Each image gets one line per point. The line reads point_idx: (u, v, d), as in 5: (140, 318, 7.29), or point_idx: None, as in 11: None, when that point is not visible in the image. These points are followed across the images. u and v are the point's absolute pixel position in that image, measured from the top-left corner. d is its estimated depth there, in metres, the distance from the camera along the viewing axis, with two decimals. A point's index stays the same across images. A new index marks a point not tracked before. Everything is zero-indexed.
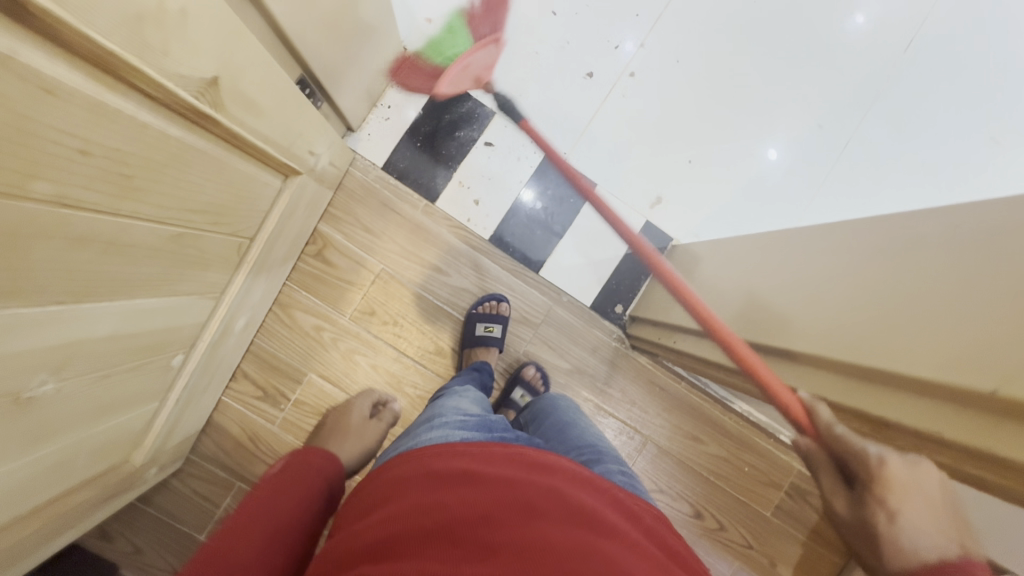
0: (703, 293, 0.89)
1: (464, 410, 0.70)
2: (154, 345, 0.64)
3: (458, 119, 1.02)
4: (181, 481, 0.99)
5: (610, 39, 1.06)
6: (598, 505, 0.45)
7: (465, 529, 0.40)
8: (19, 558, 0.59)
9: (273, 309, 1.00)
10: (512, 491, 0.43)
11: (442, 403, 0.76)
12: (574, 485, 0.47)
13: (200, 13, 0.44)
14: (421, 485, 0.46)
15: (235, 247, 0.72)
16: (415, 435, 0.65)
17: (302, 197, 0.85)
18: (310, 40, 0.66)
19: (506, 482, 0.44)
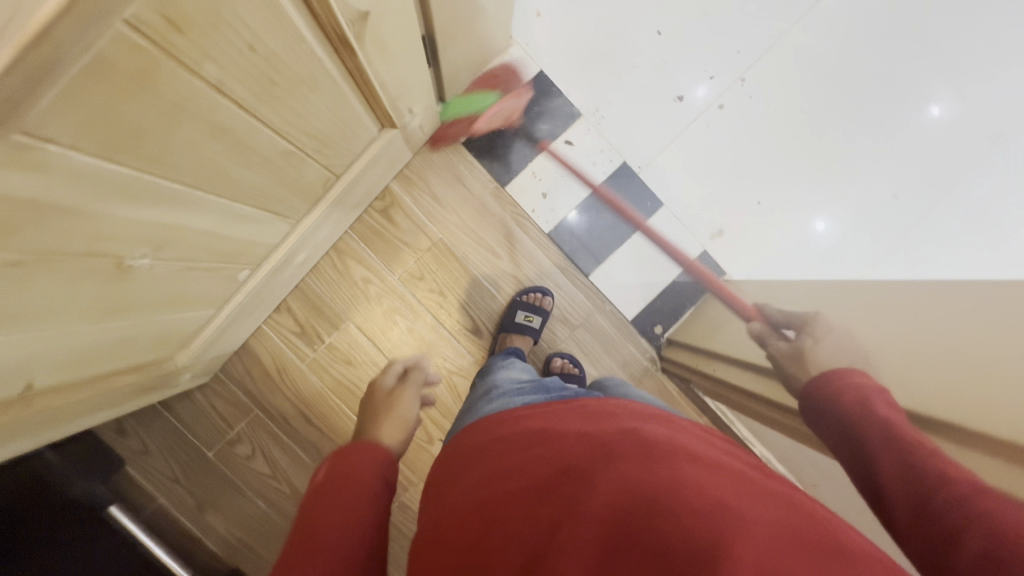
0: (751, 329, 0.88)
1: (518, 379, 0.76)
2: (232, 253, 0.67)
3: (545, 113, 1.05)
4: (204, 395, 1.02)
5: (707, 68, 1.08)
6: (678, 443, 0.46)
7: (565, 473, 0.42)
8: (65, 421, 0.62)
9: (329, 253, 1.03)
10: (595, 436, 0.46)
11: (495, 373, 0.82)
12: (647, 428, 0.48)
13: None
14: (505, 450, 0.49)
15: (323, 180, 0.75)
16: (477, 406, 0.71)
17: (388, 151, 0.88)
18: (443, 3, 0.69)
19: (583, 433, 0.47)
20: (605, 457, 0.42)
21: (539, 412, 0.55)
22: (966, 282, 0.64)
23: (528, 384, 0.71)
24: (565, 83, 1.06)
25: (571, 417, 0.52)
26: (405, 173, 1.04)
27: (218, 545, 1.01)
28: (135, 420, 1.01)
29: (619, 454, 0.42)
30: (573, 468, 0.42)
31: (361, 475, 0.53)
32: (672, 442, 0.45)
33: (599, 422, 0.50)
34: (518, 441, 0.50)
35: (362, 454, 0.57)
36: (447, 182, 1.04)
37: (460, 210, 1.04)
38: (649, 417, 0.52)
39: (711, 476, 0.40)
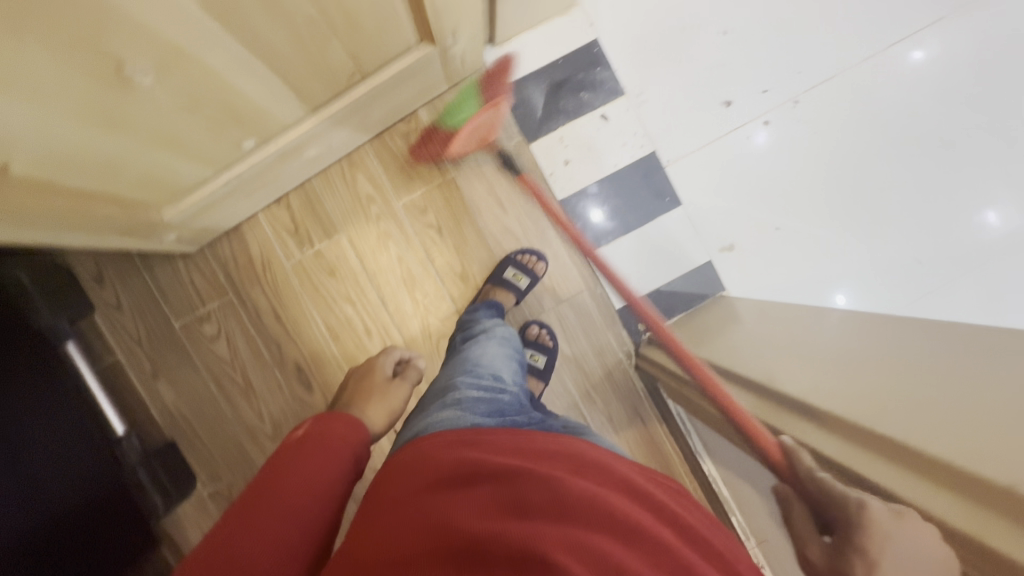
0: (731, 343, 0.86)
1: (482, 377, 0.76)
2: (241, 113, 0.66)
3: (589, 83, 1.03)
4: (185, 267, 1.02)
5: (762, 81, 1.05)
6: (606, 500, 0.48)
7: (495, 519, 0.44)
8: (37, 228, 0.62)
9: (342, 162, 1.02)
10: (530, 484, 0.48)
11: (464, 356, 0.83)
12: (582, 480, 0.50)
13: None
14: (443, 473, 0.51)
15: (349, 73, 0.74)
16: (434, 403, 0.73)
17: (423, 70, 0.87)
18: None
19: (519, 475, 0.49)
20: (520, 511, 0.45)
21: (483, 441, 0.56)
22: (961, 336, 0.61)
23: (487, 395, 0.72)
24: (617, 57, 1.03)
25: (508, 451, 0.54)
26: (436, 105, 1.02)
27: (161, 413, 1.02)
28: (112, 271, 1.01)
29: (533, 514, 0.45)
30: (503, 518, 0.44)
31: (325, 453, 0.56)
32: (592, 497, 0.47)
33: (530, 464, 0.52)
34: (452, 463, 0.51)
35: (333, 424, 0.60)
36: (474, 125, 1.03)
37: (479, 155, 1.03)
38: (582, 460, 0.54)
39: (612, 547, 0.43)
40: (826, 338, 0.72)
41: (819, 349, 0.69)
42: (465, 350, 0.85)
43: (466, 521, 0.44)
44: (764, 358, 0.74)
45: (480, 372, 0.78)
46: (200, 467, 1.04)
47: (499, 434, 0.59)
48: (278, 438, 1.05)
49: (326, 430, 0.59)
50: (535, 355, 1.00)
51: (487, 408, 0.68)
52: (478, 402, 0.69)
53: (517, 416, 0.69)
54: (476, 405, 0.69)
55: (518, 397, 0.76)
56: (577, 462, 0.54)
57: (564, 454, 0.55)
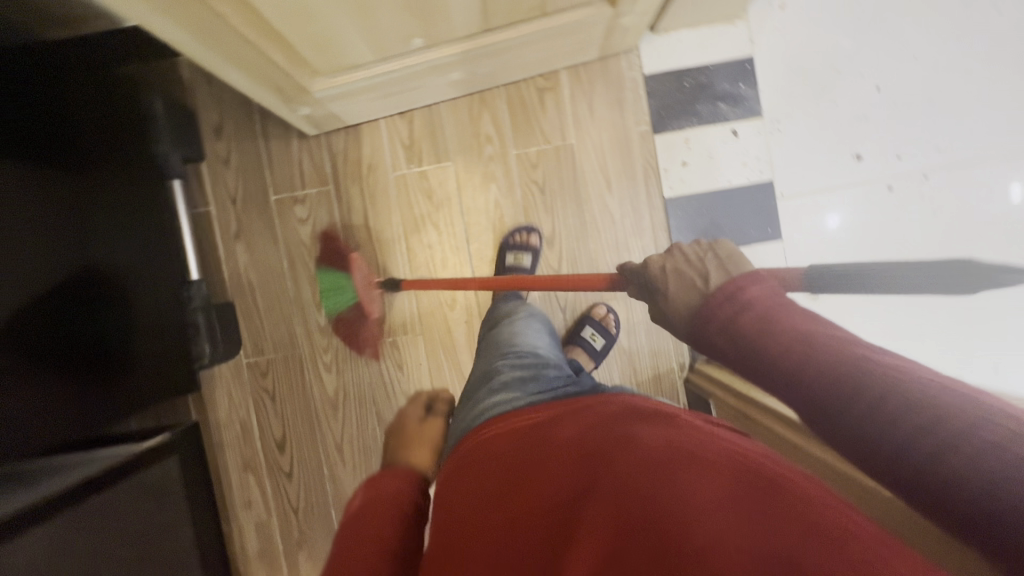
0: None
1: (521, 359, 0.79)
2: (430, 7, 0.69)
3: (731, 96, 1.03)
4: (298, 147, 1.05)
5: (898, 147, 1.04)
6: (681, 439, 0.47)
7: (581, 493, 0.44)
8: (220, 49, 0.66)
9: (473, 96, 1.05)
10: (598, 449, 0.48)
11: (498, 346, 0.85)
12: (648, 429, 0.50)
13: None
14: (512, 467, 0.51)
15: (532, 5, 0.76)
16: (478, 394, 0.75)
17: (588, 30, 0.89)
18: None
19: (588, 446, 0.49)
20: (600, 463, 0.46)
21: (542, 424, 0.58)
22: None
23: (530, 372, 0.75)
24: (766, 81, 1.03)
25: (572, 425, 0.55)
26: (579, 71, 1.04)
27: (231, 274, 1.06)
28: (231, 129, 1.05)
29: (616, 460, 0.45)
30: (586, 487, 0.44)
31: (378, 504, 0.58)
32: (671, 440, 0.47)
33: (597, 428, 0.52)
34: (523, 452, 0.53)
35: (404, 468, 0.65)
36: (608, 101, 1.04)
37: (603, 131, 1.04)
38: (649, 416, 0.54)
39: (699, 475, 0.42)
40: None
41: None
42: (500, 340, 0.88)
43: (554, 508, 0.44)
44: None
45: (518, 354, 0.80)
46: (248, 335, 1.07)
47: (553, 408, 0.62)
48: (327, 333, 1.07)
49: (374, 489, 0.60)
50: (594, 336, 1.02)
51: (531, 382, 0.71)
52: (525, 381, 0.72)
53: (563, 384, 0.72)
54: (519, 383, 0.72)
55: (560, 369, 0.78)
56: (637, 416, 0.54)
57: (621, 412, 0.55)
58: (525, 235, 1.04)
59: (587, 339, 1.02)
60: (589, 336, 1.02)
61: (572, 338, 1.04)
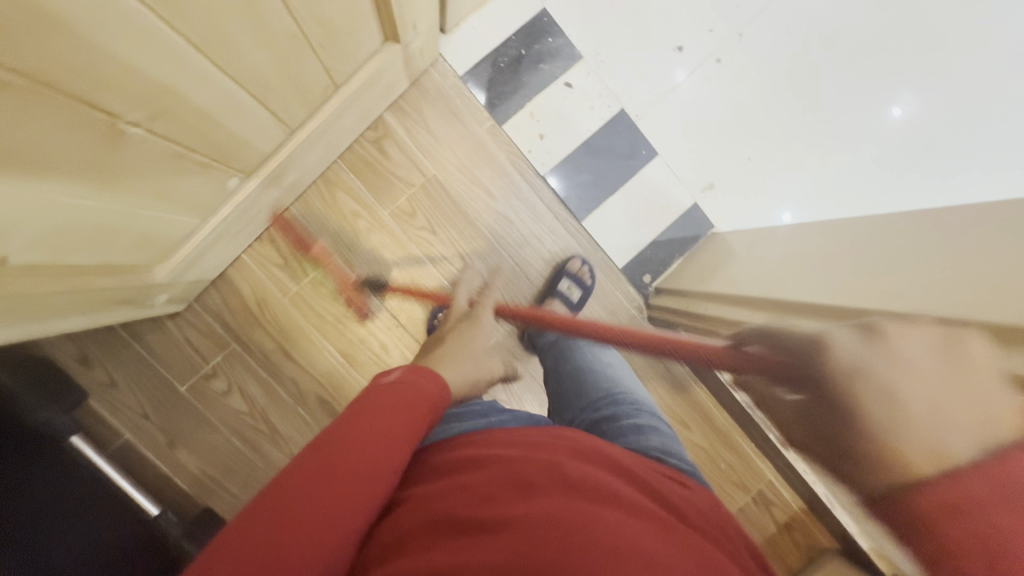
0: (742, 269, 0.91)
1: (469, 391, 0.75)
2: (226, 150, 0.63)
3: (546, 53, 1.02)
4: (177, 327, 0.96)
5: (707, 21, 1.07)
6: (597, 477, 0.44)
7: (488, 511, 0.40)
8: (35, 315, 0.57)
9: (316, 183, 0.98)
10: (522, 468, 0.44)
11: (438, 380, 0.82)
12: (575, 460, 0.46)
13: None
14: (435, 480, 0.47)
15: (322, 88, 0.71)
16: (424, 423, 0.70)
17: (387, 71, 0.84)
18: None
19: (506, 461, 0.45)
20: (528, 488, 0.42)
21: (492, 433, 0.54)
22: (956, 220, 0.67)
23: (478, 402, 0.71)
24: (569, 24, 1.03)
25: (526, 439, 0.51)
26: (400, 105, 0.99)
27: (190, 483, 0.97)
28: (99, 350, 0.94)
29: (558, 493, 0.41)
30: (489, 507, 0.41)
31: (366, 444, 0.42)
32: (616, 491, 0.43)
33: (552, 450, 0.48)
34: (463, 460, 0.48)
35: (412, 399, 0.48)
36: (443, 118, 1.00)
37: (455, 147, 1.01)
38: (580, 441, 0.50)
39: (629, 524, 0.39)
40: (834, 249, 0.77)
41: (832, 258, 0.74)
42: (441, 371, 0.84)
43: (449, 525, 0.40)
44: (781, 280, 0.78)
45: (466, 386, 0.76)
46: None
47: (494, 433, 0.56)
48: None
49: (419, 385, 0.50)
50: (571, 289, 1.00)
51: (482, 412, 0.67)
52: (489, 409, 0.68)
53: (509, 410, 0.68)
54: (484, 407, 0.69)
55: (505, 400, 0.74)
56: (572, 441, 0.50)
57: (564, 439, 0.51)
58: (448, 312, 1.01)
59: None
60: None
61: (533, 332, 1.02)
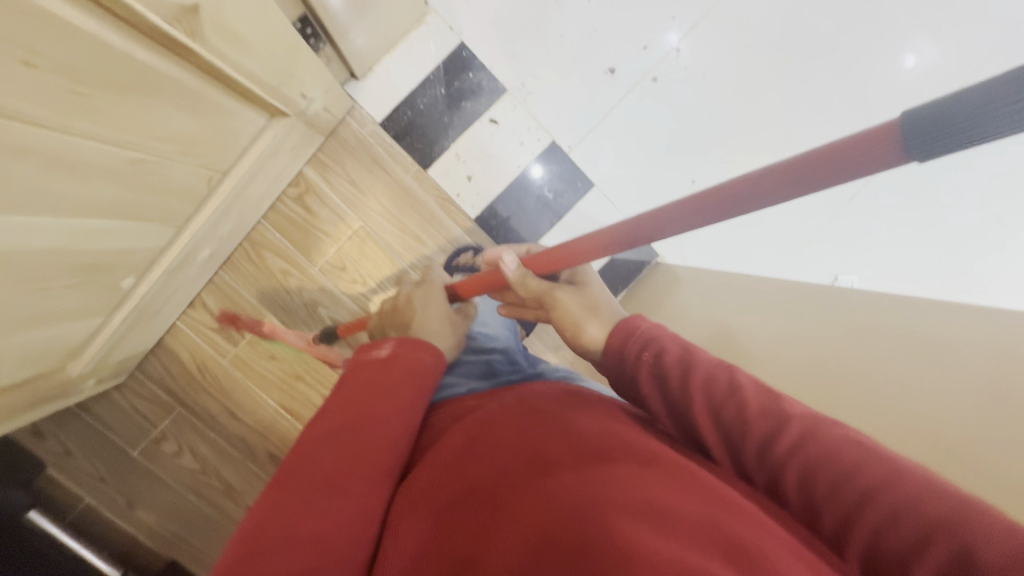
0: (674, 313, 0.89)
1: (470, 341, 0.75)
2: (103, 264, 0.62)
3: (467, 91, 0.98)
4: (122, 394, 0.99)
5: (639, 38, 1.01)
6: (614, 430, 0.42)
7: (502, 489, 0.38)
8: None
9: (242, 245, 0.97)
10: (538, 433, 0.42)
11: None
12: (587, 416, 0.44)
13: None
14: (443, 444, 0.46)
15: (205, 180, 0.69)
16: None
17: (289, 139, 0.82)
18: None
19: (514, 427, 0.44)
20: (541, 460, 0.39)
21: (492, 399, 0.55)
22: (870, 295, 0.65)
23: (477, 359, 0.71)
24: (489, 56, 0.98)
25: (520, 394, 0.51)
26: (320, 159, 0.97)
27: (154, 539, 0.99)
28: (52, 422, 0.95)
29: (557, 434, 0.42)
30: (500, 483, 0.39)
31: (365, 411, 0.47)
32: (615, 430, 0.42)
33: (545, 401, 0.48)
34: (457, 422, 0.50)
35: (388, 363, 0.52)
36: (365, 167, 0.98)
37: (380, 195, 0.99)
38: (590, 397, 0.49)
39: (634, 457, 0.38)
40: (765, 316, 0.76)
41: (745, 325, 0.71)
42: None
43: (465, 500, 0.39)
44: None
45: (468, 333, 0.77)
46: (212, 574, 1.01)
47: (493, 397, 0.56)
48: None
49: (408, 354, 0.53)
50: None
51: (478, 373, 0.67)
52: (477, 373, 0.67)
53: (511, 374, 0.67)
54: (468, 375, 0.67)
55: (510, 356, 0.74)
56: (571, 399, 0.48)
57: (569, 396, 0.49)
58: None
59: None
60: None
61: None
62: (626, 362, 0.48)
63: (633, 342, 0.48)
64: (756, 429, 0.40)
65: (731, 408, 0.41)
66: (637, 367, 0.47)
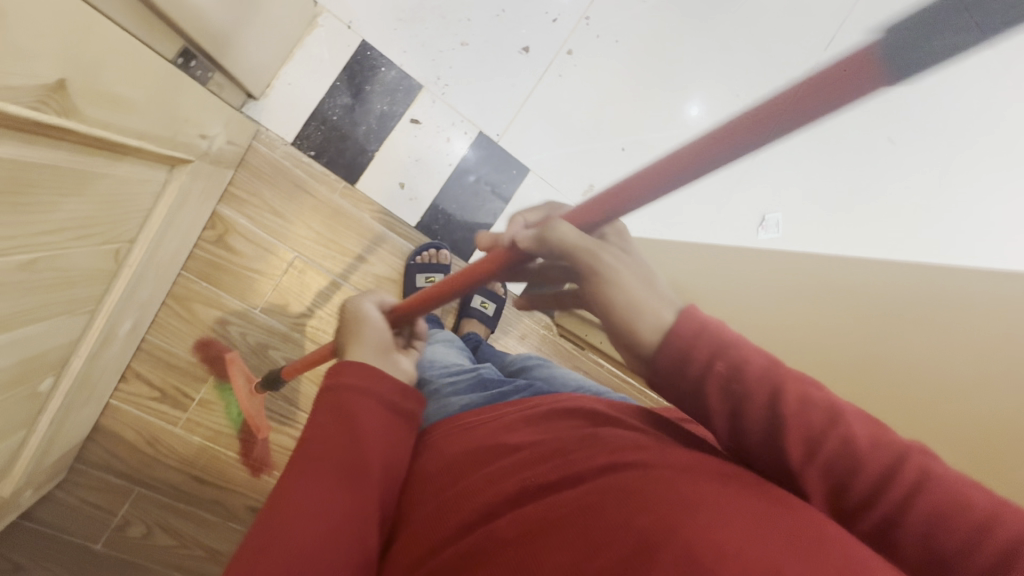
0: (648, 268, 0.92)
1: (446, 365, 0.73)
2: (16, 378, 0.55)
3: (379, 90, 0.92)
4: (65, 492, 0.86)
5: (547, 11, 0.98)
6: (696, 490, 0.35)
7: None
8: None
9: (166, 302, 0.88)
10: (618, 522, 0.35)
11: None
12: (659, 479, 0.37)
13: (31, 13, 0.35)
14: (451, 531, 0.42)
15: (113, 253, 0.61)
16: None
17: (196, 184, 0.74)
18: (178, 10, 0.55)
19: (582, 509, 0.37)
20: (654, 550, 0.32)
21: (498, 415, 0.54)
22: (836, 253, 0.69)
23: (463, 376, 0.70)
24: (396, 52, 0.92)
25: (516, 438, 0.49)
26: (233, 193, 0.88)
27: None
28: None
29: (581, 467, 0.41)
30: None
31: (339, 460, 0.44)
32: (621, 450, 0.42)
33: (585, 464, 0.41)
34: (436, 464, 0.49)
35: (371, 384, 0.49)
36: (287, 193, 0.90)
37: (310, 220, 0.92)
38: (625, 440, 0.43)
39: (676, 462, 0.39)
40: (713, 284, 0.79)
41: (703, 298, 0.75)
42: None
43: None
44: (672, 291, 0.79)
45: (441, 359, 0.75)
46: None
47: (506, 407, 0.57)
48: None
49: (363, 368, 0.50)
50: (485, 303, 0.98)
51: (470, 388, 0.66)
52: (471, 389, 0.66)
53: (502, 386, 0.68)
54: (459, 389, 0.66)
55: (488, 371, 0.74)
56: (619, 447, 0.42)
57: (608, 442, 0.43)
58: None
59: (481, 308, 0.98)
60: (481, 305, 0.98)
61: (464, 313, 0.99)
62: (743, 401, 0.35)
63: (705, 339, 0.36)
64: (759, 405, 0.35)
65: (799, 447, 0.34)
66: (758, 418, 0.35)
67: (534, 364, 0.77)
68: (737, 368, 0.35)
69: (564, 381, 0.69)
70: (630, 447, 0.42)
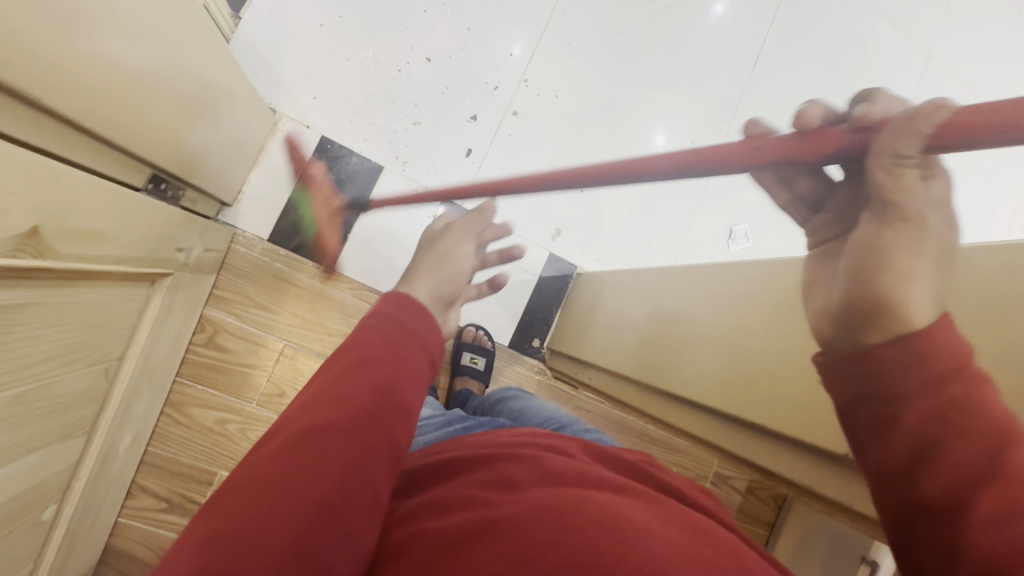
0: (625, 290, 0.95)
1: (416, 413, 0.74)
2: (16, 510, 0.56)
3: (344, 179, 0.99)
4: None
5: (487, 80, 1.06)
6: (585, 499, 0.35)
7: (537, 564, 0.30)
8: None
9: (165, 411, 0.90)
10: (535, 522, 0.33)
11: None
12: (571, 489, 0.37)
13: (15, 174, 0.40)
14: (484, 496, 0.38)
15: (101, 374, 0.64)
16: None
17: (179, 293, 0.78)
18: (143, 145, 0.61)
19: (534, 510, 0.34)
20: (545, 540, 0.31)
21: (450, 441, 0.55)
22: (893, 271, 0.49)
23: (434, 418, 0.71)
24: (356, 143, 1.00)
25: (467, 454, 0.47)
26: (219, 295, 0.93)
27: None
28: None
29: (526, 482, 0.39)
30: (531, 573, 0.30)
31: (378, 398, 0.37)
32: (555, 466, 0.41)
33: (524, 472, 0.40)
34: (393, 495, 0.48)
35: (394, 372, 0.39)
36: (269, 287, 0.95)
37: (295, 307, 0.96)
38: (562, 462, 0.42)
39: (603, 484, 0.39)
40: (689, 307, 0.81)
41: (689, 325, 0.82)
42: None
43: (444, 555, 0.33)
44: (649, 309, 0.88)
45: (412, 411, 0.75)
46: None
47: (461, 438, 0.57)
48: None
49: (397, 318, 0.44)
50: (474, 358, 1.00)
51: (437, 424, 0.67)
52: (439, 424, 0.67)
53: (469, 420, 0.69)
54: (428, 428, 0.66)
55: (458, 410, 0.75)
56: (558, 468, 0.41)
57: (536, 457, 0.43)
58: None
59: (471, 364, 0.99)
60: (472, 360, 1.00)
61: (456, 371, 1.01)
62: (925, 374, 0.35)
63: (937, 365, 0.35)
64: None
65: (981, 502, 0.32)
66: (933, 392, 0.35)
67: (513, 394, 0.78)
68: (920, 361, 0.35)
69: (534, 414, 0.70)
70: (577, 475, 0.40)
